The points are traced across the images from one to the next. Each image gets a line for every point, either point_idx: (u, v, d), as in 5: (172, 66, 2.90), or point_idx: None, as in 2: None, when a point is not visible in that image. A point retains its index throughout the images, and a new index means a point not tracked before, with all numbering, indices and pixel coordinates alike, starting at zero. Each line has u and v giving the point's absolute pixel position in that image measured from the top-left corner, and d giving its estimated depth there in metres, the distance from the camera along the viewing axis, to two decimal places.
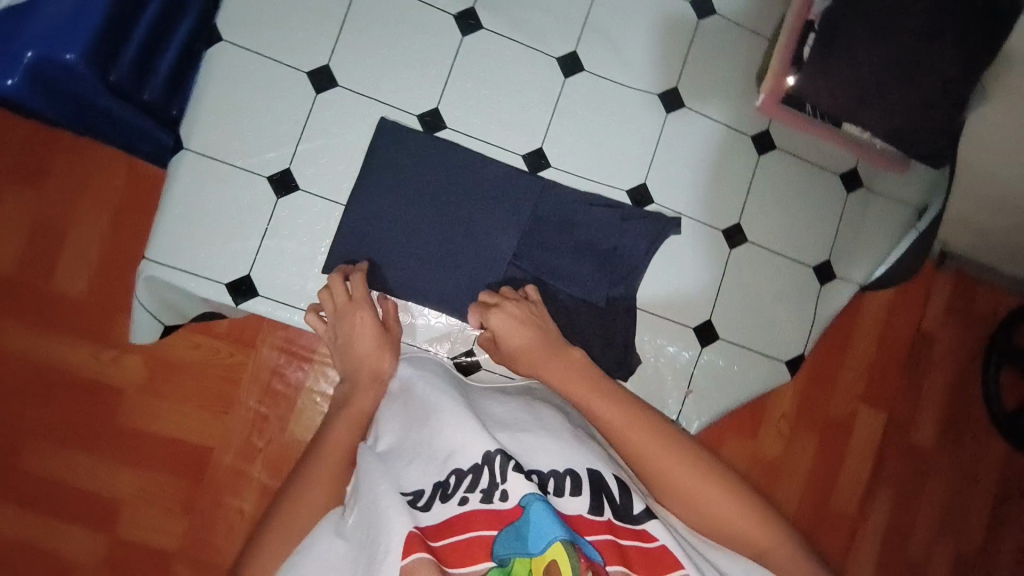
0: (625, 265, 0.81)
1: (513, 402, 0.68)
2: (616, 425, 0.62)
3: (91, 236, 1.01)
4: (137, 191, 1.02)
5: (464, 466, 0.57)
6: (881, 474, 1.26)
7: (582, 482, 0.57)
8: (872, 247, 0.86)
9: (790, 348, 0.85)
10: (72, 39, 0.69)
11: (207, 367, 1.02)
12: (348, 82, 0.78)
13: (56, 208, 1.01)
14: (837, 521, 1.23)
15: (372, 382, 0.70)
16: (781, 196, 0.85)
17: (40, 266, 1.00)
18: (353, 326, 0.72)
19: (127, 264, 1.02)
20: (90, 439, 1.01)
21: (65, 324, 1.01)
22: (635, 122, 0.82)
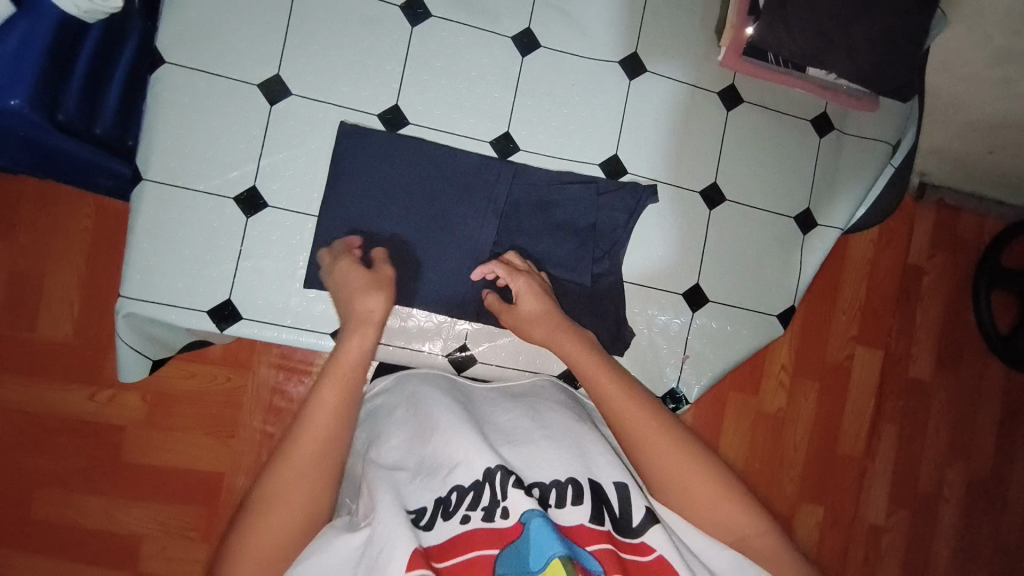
0: (607, 238, 0.80)
1: (512, 405, 0.69)
2: (624, 413, 0.63)
3: (66, 279, 0.99)
4: (107, 229, 1.00)
5: (465, 483, 0.58)
6: (884, 416, 1.28)
7: (583, 491, 0.58)
8: (851, 189, 0.86)
9: (780, 301, 0.85)
10: (12, 84, 0.65)
11: (206, 393, 1.01)
12: (302, 90, 0.76)
13: (26, 253, 0.98)
14: (839, 467, 1.25)
15: (365, 323, 0.61)
16: (754, 150, 0.84)
17: (18, 315, 0.98)
18: (341, 274, 0.66)
19: (107, 303, 1.00)
20: (97, 479, 1.00)
21: (52, 370, 0.99)
22: (599, 93, 0.81)
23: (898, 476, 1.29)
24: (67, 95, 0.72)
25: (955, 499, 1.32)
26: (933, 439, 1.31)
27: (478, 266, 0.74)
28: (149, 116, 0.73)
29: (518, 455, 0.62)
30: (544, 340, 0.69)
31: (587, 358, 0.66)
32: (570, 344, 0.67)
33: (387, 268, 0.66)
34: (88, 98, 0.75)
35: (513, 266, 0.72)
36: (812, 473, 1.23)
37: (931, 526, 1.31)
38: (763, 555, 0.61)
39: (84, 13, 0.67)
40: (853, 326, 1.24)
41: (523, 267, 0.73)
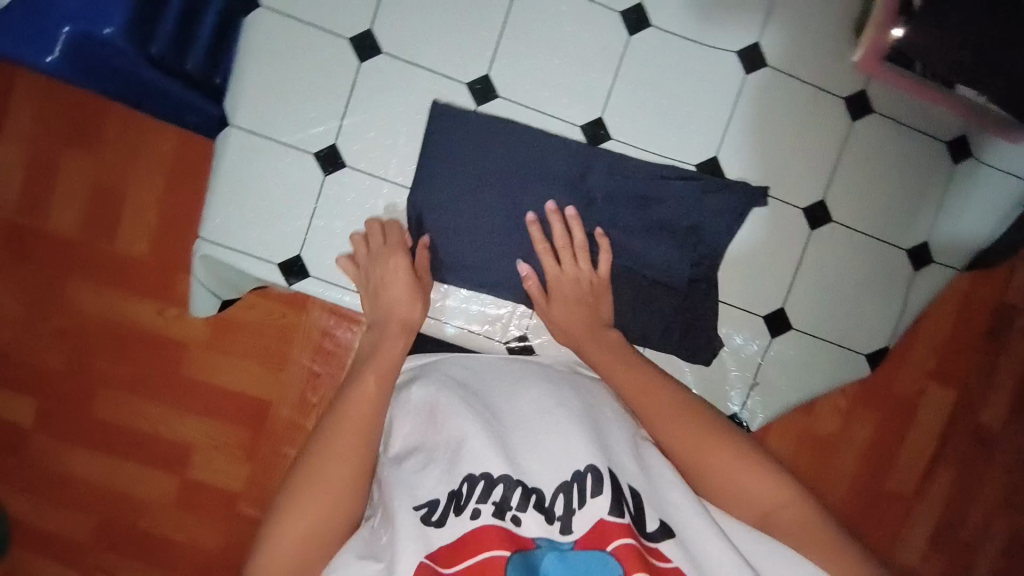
0: (707, 244, 0.74)
1: (521, 381, 0.66)
2: (658, 414, 0.63)
3: (145, 200, 0.95)
4: (187, 154, 0.95)
5: (493, 474, 0.56)
6: (943, 453, 1.14)
7: (604, 479, 0.54)
8: (978, 224, 0.76)
9: (871, 339, 0.78)
10: (107, 13, 0.67)
11: (264, 326, 0.97)
12: (392, 49, 0.72)
13: (110, 169, 0.95)
14: (883, 505, 1.14)
15: (403, 327, 0.68)
16: (875, 168, 0.75)
17: (101, 227, 0.96)
18: (386, 268, 0.70)
19: (179, 233, 0.96)
20: (155, 390, 0.99)
21: (121, 282, 0.97)
22: (709, 85, 0.73)
23: (946, 518, 1.16)
24: (160, 28, 0.72)
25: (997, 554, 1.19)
26: (992, 485, 1.17)
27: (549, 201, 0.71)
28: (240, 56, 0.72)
29: (528, 436, 0.60)
30: (596, 360, 0.67)
31: (620, 366, 0.66)
32: (598, 351, 0.68)
33: (429, 273, 0.72)
34: (180, 30, 0.75)
35: (578, 259, 0.70)
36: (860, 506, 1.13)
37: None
38: (785, 525, 0.57)
39: None
40: (930, 360, 1.10)
41: (580, 265, 0.70)
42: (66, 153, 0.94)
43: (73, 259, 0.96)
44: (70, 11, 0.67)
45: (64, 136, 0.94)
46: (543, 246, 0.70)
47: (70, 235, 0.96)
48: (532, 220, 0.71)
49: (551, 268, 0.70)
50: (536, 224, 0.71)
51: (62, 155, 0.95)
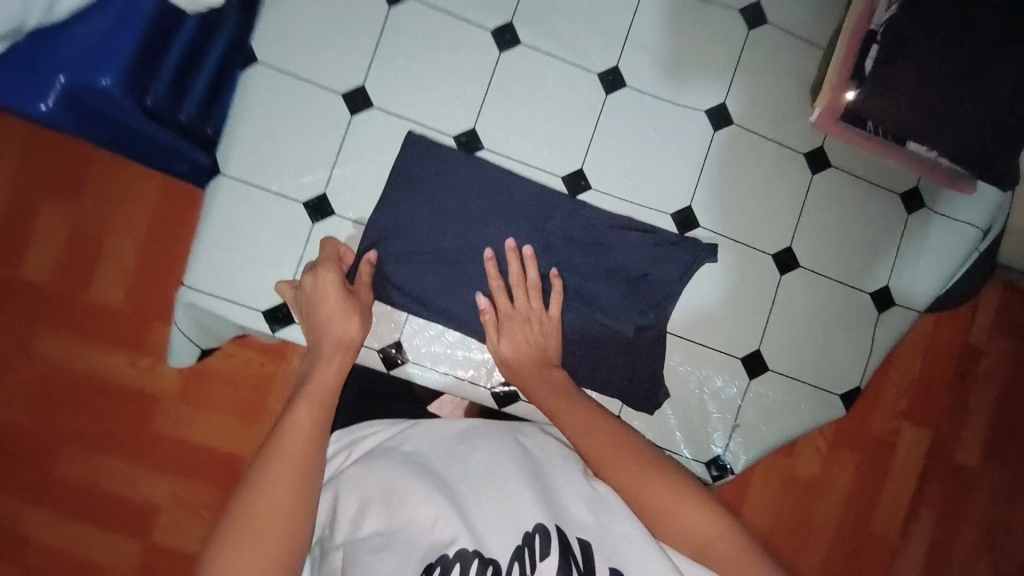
0: (658, 291, 0.76)
1: (470, 443, 0.63)
2: (601, 452, 0.61)
3: (124, 245, 0.98)
4: (171, 206, 0.99)
5: (448, 553, 0.52)
6: (922, 495, 1.15)
7: (551, 538, 0.53)
8: (935, 268, 0.81)
9: (845, 380, 0.80)
10: (104, 63, 0.70)
11: (241, 376, 0.99)
12: (384, 104, 0.76)
13: (89, 220, 0.97)
14: (870, 551, 1.13)
15: (340, 348, 0.66)
16: (837, 217, 0.80)
17: (74, 276, 0.97)
18: (322, 285, 0.68)
19: (156, 277, 0.98)
20: (119, 446, 0.98)
21: (90, 332, 0.97)
22: (681, 140, 0.78)
23: (931, 557, 1.16)
24: (157, 81, 0.74)
25: None
26: (971, 529, 1.17)
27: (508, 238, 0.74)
28: (235, 109, 0.75)
29: (482, 503, 0.57)
30: (541, 399, 0.67)
31: (557, 399, 0.66)
32: (545, 391, 0.67)
33: (369, 292, 0.71)
34: (177, 82, 0.76)
35: (530, 297, 0.72)
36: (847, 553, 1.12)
37: None
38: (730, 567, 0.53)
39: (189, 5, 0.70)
40: (902, 401, 1.14)
41: (531, 303, 0.72)
42: (46, 202, 0.97)
43: (44, 309, 0.96)
44: (66, 62, 0.69)
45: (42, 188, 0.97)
46: (496, 282, 0.72)
47: (40, 282, 0.96)
48: (489, 257, 0.72)
49: (504, 304, 0.72)
50: (491, 261, 0.72)
51: (41, 205, 0.97)
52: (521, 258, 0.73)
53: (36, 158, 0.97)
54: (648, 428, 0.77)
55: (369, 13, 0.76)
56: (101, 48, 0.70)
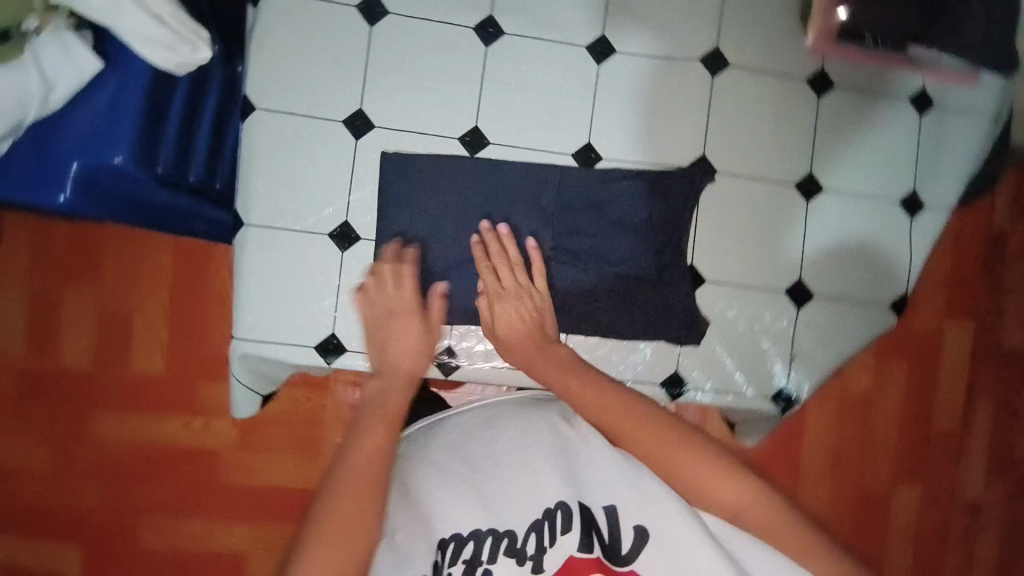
0: (667, 227, 0.76)
1: (495, 426, 0.69)
2: (626, 425, 0.63)
3: (156, 312, 1.02)
4: (189, 267, 1.02)
5: (464, 533, 0.61)
6: (977, 382, 1.16)
7: (572, 514, 0.60)
8: (955, 162, 0.81)
9: (892, 291, 0.80)
10: (114, 142, 0.71)
11: (293, 415, 1.04)
12: (384, 122, 0.77)
13: (118, 297, 1.02)
14: (935, 447, 1.15)
15: (405, 377, 0.69)
16: (849, 134, 0.80)
17: (117, 351, 1.02)
18: (401, 322, 0.71)
19: (191, 333, 1.03)
20: (197, 505, 1.04)
21: (147, 402, 1.03)
22: (681, 93, 0.78)
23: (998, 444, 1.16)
24: (162, 148, 0.76)
25: None
26: None
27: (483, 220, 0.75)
28: (244, 160, 0.76)
29: (504, 483, 0.64)
30: (547, 377, 0.67)
31: (573, 381, 0.66)
32: (549, 369, 0.68)
33: (439, 321, 0.73)
34: (179, 146, 0.78)
35: (517, 275, 0.72)
36: (908, 454, 1.14)
37: None
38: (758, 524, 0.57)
39: (176, 65, 0.70)
40: (940, 297, 1.14)
41: (519, 279, 0.72)
42: (72, 292, 1.02)
43: (99, 389, 1.02)
44: (73, 148, 0.70)
45: (69, 280, 1.02)
46: (483, 263, 0.73)
47: (85, 368, 1.02)
48: (474, 241, 0.74)
49: (492, 283, 0.72)
50: (478, 243, 0.74)
51: (67, 296, 1.02)
52: (500, 237, 0.74)
53: (52, 251, 1.02)
54: (708, 377, 0.79)
55: (350, 37, 0.76)
56: (105, 128, 0.70)
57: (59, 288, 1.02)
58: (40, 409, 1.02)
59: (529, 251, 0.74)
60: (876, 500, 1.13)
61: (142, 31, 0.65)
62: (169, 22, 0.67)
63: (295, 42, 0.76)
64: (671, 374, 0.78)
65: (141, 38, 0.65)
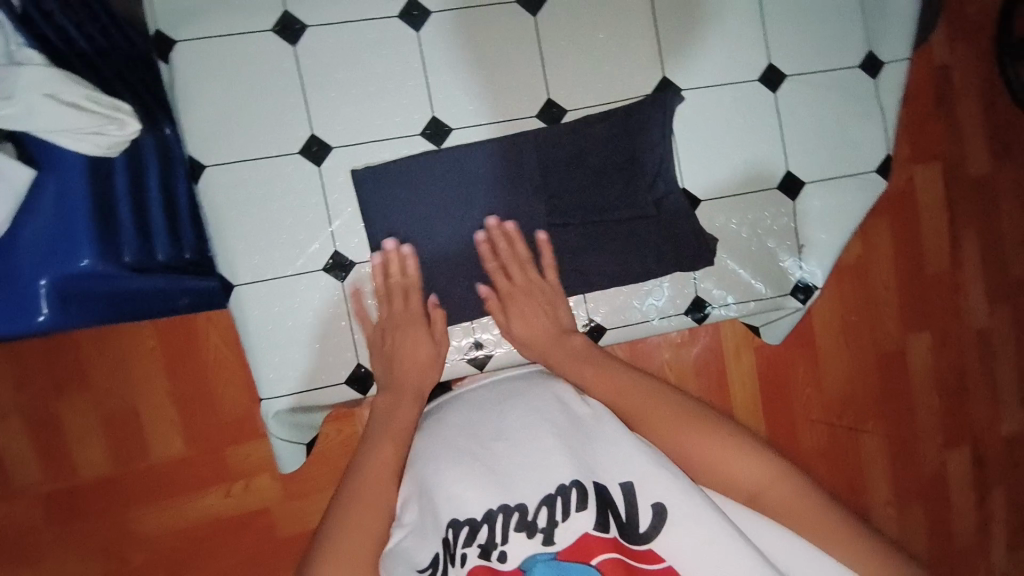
0: (651, 160, 0.76)
1: (509, 408, 0.68)
2: (636, 407, 0.67)
3: (160, 399, 0.94)
4: (178, 339, 0.93)
5: (477, 517, 0.61)
6: (957, 217, 1.17)
7: (587, 495, 0.60)
8: (903, 9, 0.80)
9: (874, 156, 0.82)
10: (75, 246, 0.67)
11: (331, 451, 0.97)
12: (341, 139, 0.73)
13: (116, 395, 0.93)
14: (933, 291, 1.16)
15: (406, 391, 0.72)
16: (794, 13, 0.79)
17: (134, 450, 0.94)
18: (406, 339, 0.73)
19: (205, 409, 0.95)
20: (265, 564, 0.99)
21: (183, 486, 0.96)
22: (623, 21, 0.76)
23: (991, 274, 1.20)
24: (123, 235, 0.70)
25: None
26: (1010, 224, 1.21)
27: (489, 216, 0.74)
28: (212, 222, 0.72)
29: (519, 467, 0.63)
30: (563, 369, 0.72)
31: (589, 369, 0.70)
32: (569, 362, 0.72)
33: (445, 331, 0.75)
34: (139, 226, 0.72)
35: (527, 272, 0.73)
36: (911, 305, 1.14)
37: None
38: (772, 502, 0.61)
39: (109, 148, 0.65)
40: (904, 146, 1.13)
41: (530, 276, 0.74)
42: (61, 402, 0.92)
43: (126, 492, 0.95)
44: (36, 265, 0.66)
45: (56, 391, 0.92)
46: (491, 263, 0.74)
47: (105, 473, 0.94)
48: (481, 240, 0.74)
49: (504, 284, 0.74)
50: (484, 241, 0.74)
51: (63, 406, 0.92)
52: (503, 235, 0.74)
53: (28, 368, 0.91)
54: (727, 291, 0.80)
55: (276, 61, 0.72)
56: (61, 235, 0.67)
57: (45, 401, 0.92)
58: (75, 528, 0.94)
59: (539, 245, 0.75)
60: (892, 363, 1.15)
61: (60, 124, 0.61)
62: (87, 106, 0.62)
63: (222, 83, 0.71)
64: (693, 300, 0.80)
65: (62, 131, 0.62)
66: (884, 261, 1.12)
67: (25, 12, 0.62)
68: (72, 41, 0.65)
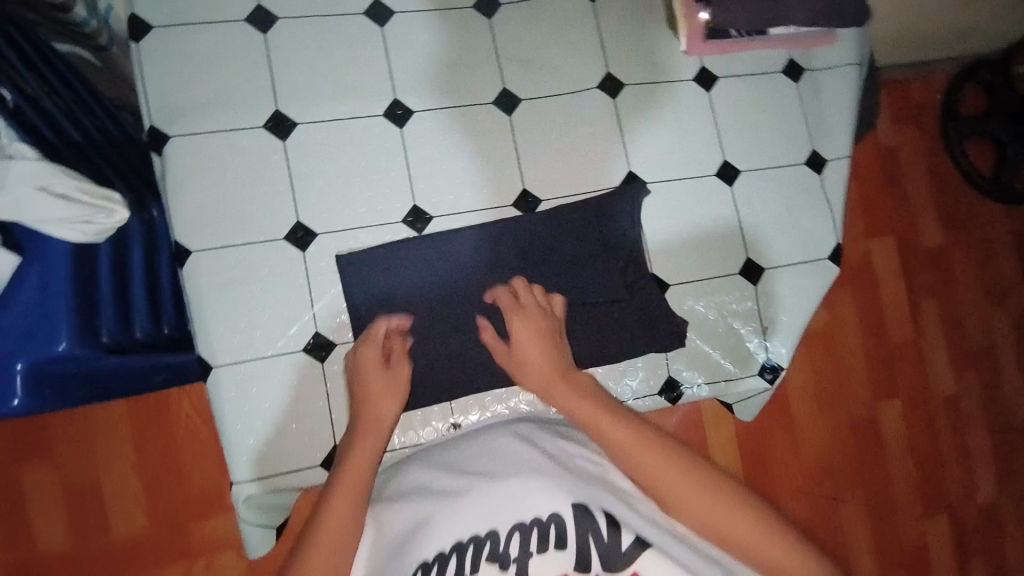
0: (622, 246, 0.81)
1: (490, 446, 0.64)
2: (641, 455, 0.56)
3: (125, 469, 0.91)
4: (149, 406, 0.91)
5: (445, 549, 0.55)
6: (914, 285, 1.24)
7: (566, 530, 0.54)
8: (840, 113, 0.90)
9: (826, 242, 0.88)
10: (56, 329, 0.67)
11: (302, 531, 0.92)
12: (326, 226, 0.77)
13: (79, 466, 0.90)
14: (897, 356, 1.21)
15: (372, 427, 0.65)
16: (745, 115, 0.87)
17: (92, 527, 0.89)
18: (360, 364, 0.68)
19: (172, 479, 0.91)
20: None
21: (143, 564, 0.90)
22: (590, 121, 0.83)
23: (953, 342, 1.26)
24: (103, 314, 0.72)
25: (1009, 339, 1.29)
26: (967, 291, 1.28)
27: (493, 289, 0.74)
28: (195, 303, 0.74)
29: (492, 500, 0.57)
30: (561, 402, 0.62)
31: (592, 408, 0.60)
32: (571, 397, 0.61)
33: (404, 368, 0.68)
34: (119, 302, 0.75)
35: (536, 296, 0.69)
36: (878, 370, 1.19)
37: (998, 375, 1.28)
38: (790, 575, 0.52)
39: (97, 234, 0.67)
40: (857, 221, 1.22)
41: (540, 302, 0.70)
42: (19, 475, 0.88)
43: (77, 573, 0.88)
44: (14, 352, 0.66)
45: (16, 464, 0.88)
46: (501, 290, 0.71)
47: (58, 552, 0.88)
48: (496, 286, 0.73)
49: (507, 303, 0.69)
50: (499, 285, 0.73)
51: (22, 480, 0.88)
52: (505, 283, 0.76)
53: None
54: (698, 370, 0.83)
55: (267, 155, 0.77)
56: (41, 320, 0.67)
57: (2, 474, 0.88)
58: None
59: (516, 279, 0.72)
60: (864, 428, 1.17)
61: (52, 215, 0.62)
62: (76, 196, 0.63)
63: (214, 174, 0.76)
64: (666, 379, 0.82)
65: (51, 221, 0.63)
66: (848, 326, 1.18)
67: (18, 107, 0.62)
68: (63, 133, 0.67)
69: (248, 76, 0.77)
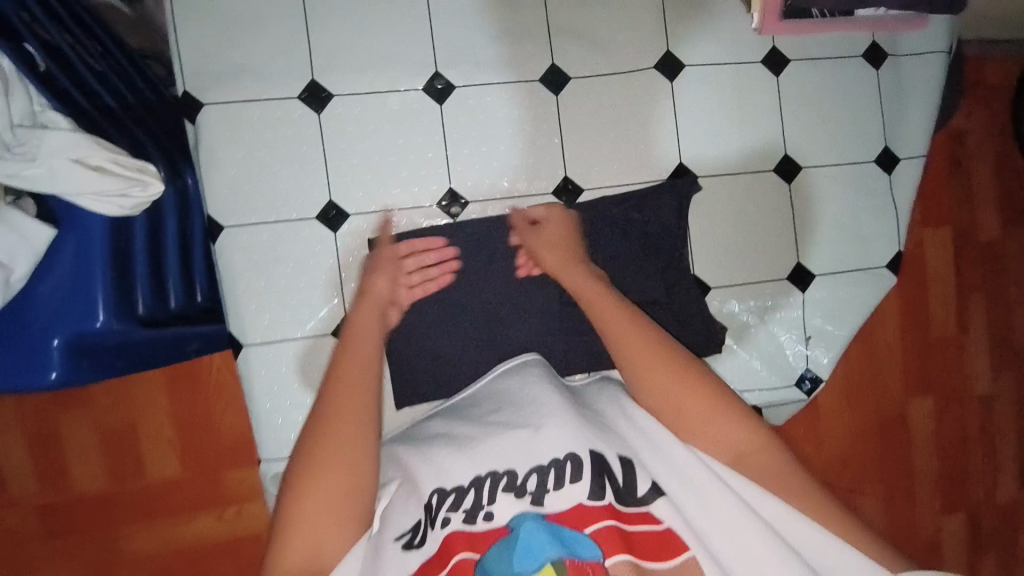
0: (666, 243, 0.76)
1: (509, 393, 0.60)
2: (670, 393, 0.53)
3: (160, 417, 0.91)
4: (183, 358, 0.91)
5: (464, 483, 0.52)
6: (964, 280, 1.15)
7: (582, 465, 0.51)
8: (921, 106, 0.81)
9: (887, 249, 0.82)
10: (90, 307, 0.66)
11: None
12: (358, 207, 0.74)
13: (117, 411, 0.91)
14: (938, 350, 1.13)
15: (373, 298, 0.60)
16: (814, 104, 0.80)
17: (129, 469, 0.91)
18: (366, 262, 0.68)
19: (204, 432, 0.92)
20: None
21: (177, 505, 0.93)
22: (643, 105, 0.77)
23: (995, 341, 1.18)
24: (139, 285, 0.70)
25: None
26: (1018, 286, 1.19)
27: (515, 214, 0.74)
28: (226, 282, 0.74)
29: (508, 439, 0.54)
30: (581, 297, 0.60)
31: (625, 318, 0.56)
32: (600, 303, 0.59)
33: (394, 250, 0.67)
34: (154, 273, 0.72)
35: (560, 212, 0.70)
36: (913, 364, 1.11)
37: None
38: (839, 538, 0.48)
39: (131, 209, 0.65)
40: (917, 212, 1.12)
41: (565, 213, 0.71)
42: (61, 416, 0.91)
43: (115, 510, 0.92)
44: (52, 325, 0.65)
45: (58, 405, 0.90)
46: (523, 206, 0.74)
47: (98, 490, 0.91)
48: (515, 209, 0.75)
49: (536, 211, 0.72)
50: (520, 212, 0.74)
51: (64, 421, 0.91)
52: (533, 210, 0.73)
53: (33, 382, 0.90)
54: (732, 375, 0.80)
55: (300, 128, 0.73)
56: (77, 293, 0.66)
57: (47, 413, 0.90)
58: (61, 543, 0.91)
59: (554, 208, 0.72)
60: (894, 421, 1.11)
61: (86, 188, 0.60)
62: (110, 169, 0.61)
63: (246, 147, 0.73)
64: None
65: (86, 194, 0.61)
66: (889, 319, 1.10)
67: (48, 72, 0.59)
68: (95, 96, 0.63)
69: (283, 41, 0.72)
